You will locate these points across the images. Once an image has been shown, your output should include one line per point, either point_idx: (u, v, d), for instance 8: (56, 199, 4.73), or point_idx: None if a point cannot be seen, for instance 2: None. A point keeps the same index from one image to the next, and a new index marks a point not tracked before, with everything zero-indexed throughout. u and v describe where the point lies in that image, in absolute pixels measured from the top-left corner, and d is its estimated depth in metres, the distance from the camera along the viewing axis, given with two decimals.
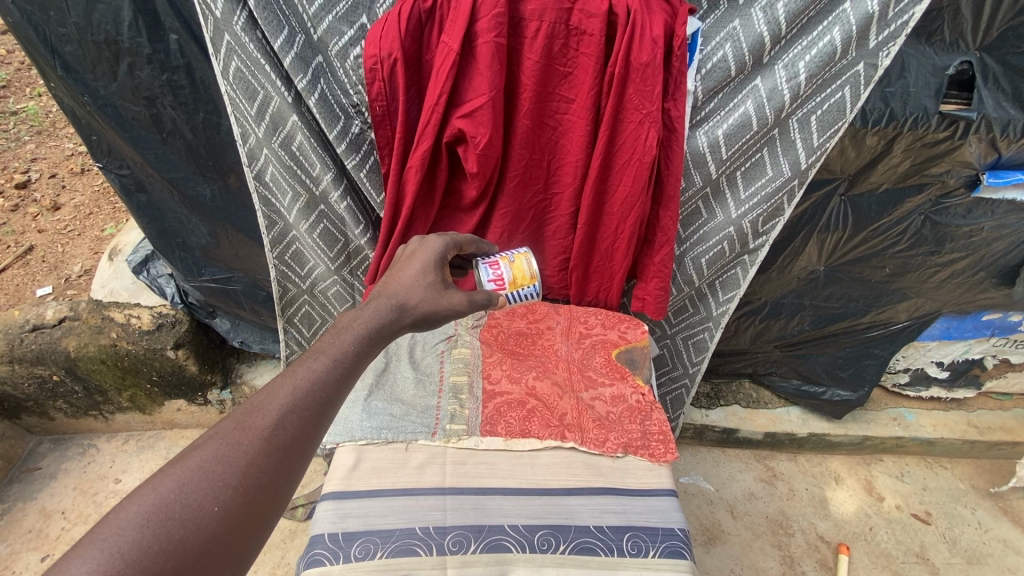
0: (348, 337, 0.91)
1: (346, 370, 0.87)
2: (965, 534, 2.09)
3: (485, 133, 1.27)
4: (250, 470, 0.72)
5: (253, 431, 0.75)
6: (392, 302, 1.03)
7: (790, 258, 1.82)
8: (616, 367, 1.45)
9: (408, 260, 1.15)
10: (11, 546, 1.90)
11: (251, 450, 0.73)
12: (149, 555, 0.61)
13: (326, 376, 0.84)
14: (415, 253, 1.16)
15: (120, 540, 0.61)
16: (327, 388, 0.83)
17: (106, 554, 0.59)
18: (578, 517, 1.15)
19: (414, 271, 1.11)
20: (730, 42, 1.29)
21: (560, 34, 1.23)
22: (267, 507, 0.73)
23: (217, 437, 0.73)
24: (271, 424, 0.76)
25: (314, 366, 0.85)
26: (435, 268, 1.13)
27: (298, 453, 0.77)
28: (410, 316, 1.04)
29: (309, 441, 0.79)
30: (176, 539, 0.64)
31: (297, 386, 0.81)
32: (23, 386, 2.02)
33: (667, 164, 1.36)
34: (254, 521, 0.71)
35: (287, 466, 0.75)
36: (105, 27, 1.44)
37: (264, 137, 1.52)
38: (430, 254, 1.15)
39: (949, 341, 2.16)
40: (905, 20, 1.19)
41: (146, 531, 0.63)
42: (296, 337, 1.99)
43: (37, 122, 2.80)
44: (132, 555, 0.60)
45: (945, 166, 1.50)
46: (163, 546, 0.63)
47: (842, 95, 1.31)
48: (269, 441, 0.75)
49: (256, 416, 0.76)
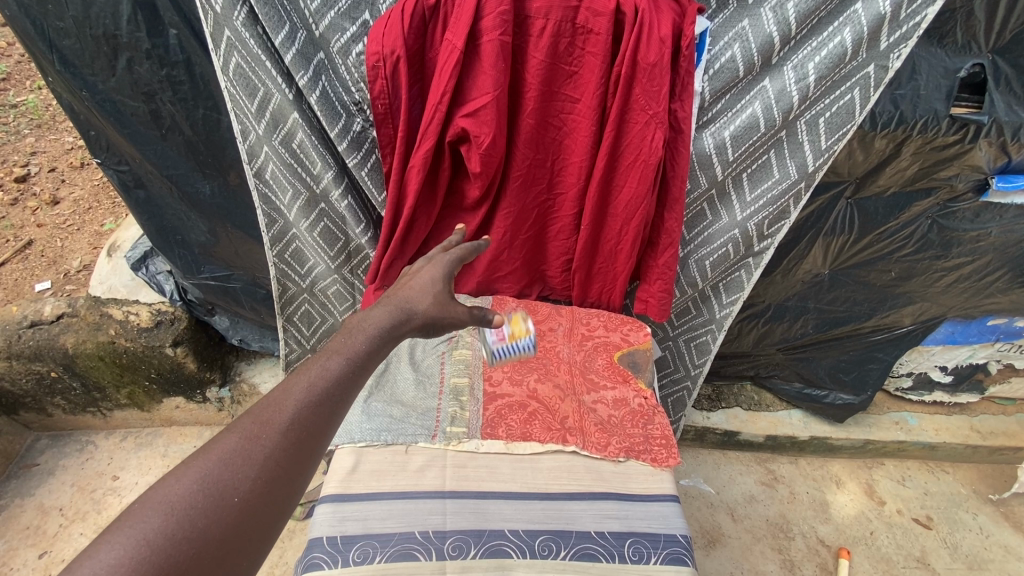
0: (359, 337, 0.90)
1: (358, 368, 0.86)
2: (966, 539, 2.08)
3: (489, 132, 1.25)
4: (267, 464, 0.70)
5: (272, 425, 0.73)
6: (400, 305, 1.00)
7: (795, 261, 1.80)
8: (618, 370, 1.44)
9: (416, 273, 1.10)
10: (9, 542, 1.89)
11: (268, 445, 0.72)
12: (173, 543, 0.61)
13: (340, 374, 0.83)
14: (422, 268, 1.11)
15: (146, 527, 0.60)
16: (341, 385, 0.82)
17: (132, 540, 0.59)
18: (579, 523, 1.14)
19: (422, 283, 1.07)
20: (738, 43, 1.27)
21: (566, 33, 1.21)
22: (285, 500, 0.71)
23: (236, 430, 0.72)
24: (288, 419, 0.75)
25: (329, 364, 0.83)
26: (443, 281, 1.08)
27: (314, 448, 0.76)
28: (419, 320, 1.01)
29: (324, 439, 0.77)
30: (199, 527, 0.63)
31: (314, 381, 0.80)
32: (21, 382, 2.01)
33: (673, 165, 1.35)
34: (272, 512, 0.69)
35: (303, 462, 0.74)
36: (103, 21, 1.42)
37: (265, 134, 1.51)
38: (438, 268, 1.10)
39: (953, 346, 2.15)
40: (916, 22, 1.17)
41: (170, 520, 0.62)
42: (295, 336, 1.97)
43: (37, 116, 2.77)
44: (158, 542, 0.60)
45: (955, 170, 1.48)
46: (186, 535, 0.62)
47: (852, 97, 1.29)
48: (286, 435, 0.73)
49: (274, 411, 0.75)
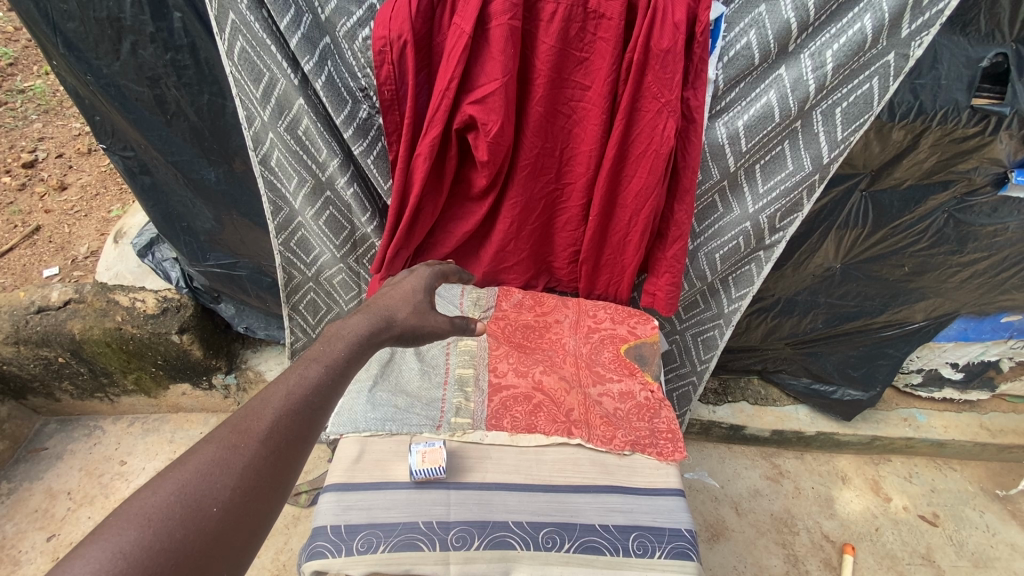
0: (339, 345, 0.92)
1: (337, 375, 0.88)
2: (972, 537, 2.06)
3: (497, 120, 1.23)
4: (247, 473, 0.71)
5: (250, 434, 0.74)
6: (380, 314, 1.04)
7: (807, 255, 1.77)
8: (624, 363, 1.43)
9: (399, 283, 1.16)
10: (18, 525, 1.91)
11: (247, 454, 0.72)
12: (151, 555, 0.59)
13: (319, 382, 0.85)
14: (404, 279, 1.17)
15: (122, 540, 0.59)
16: (320, 393, 0.83)
17: (108, 553, 0.57)
18: (584, 515, 1.13)
19: (404, 291, 1.13)
20: (754, 29, 1.23)
21: (577, 17, 1.18)
22: (264, 509, 0.71)
23: (214, 440, 0.72)
24: (267, 427, 0.75)
25: (308, 372, 0.85)
26: (424, 291, 1.14)
27: (293, 456, 0.76)
28: (398, 328, 1.05)
29: (303, 446, 0.78)
30: (178, 538, 0.62)
31: (292, 391, 0.81)
32: (29, 367, 2.02)
33: (684, 155, 1.32)
34: (252, 521, 0.69)
35: (283, 469, 0.74)
36: (107, 4, 1.41)
37: (270, 121, 1.49)
38: (420, 278, 1.17)
39: (965, 343, 2.12)
40: (939, 9, 1.14)
41: (148, 531, 0.61)
42: (300, 324, 1.97)
43: (44, 101, 2.76)
44: (135, 555, 0.58)
45: (974, 162, 1.45)
46: (165, 546, 0.61)
47: (870, 87, 1.26)
48: (265, 443, 0.74)
49: (253, 420, 0.75)
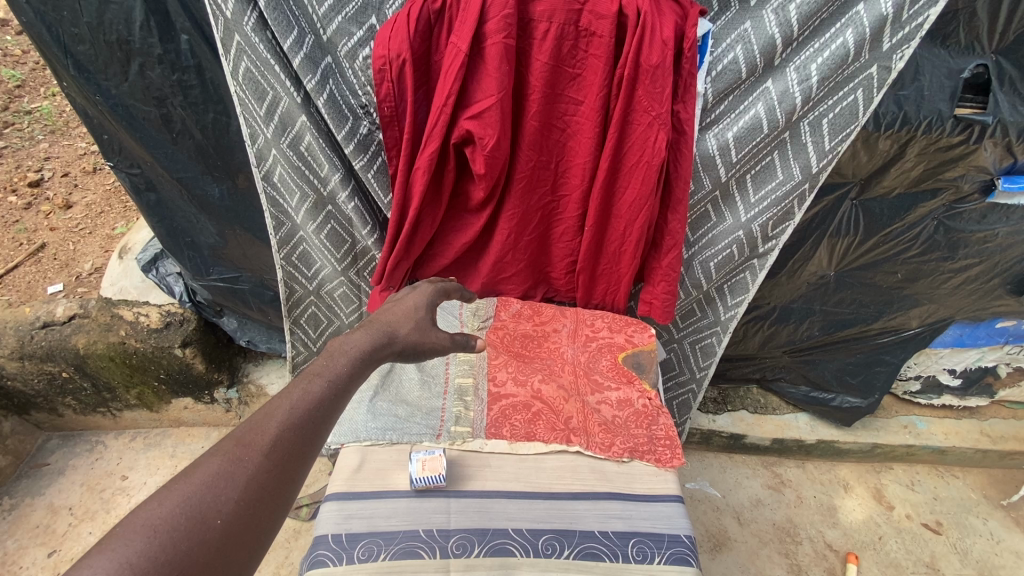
0: (340, 360, 0.94)
1: (338, 390, 0.90)
2: (976, 544, 2.06)
3: (493, 135, 1.26)
4: (250, 485, 0.73)
5: (254, 447, 0.76)
6: (382, 329, 1.06)
7: (800, 262, 1.80)
8: (622, 371, 1.45)
9: (400, 298, 1.19)
10: (20, 541, 1.92)
11: (251, 466, 0.74)
12: (156, 565, 0.61)
13: (321, 396, 0.86)
14: (405, 295, 1.19)
15: (128, 551, 0.61)
16: (322, 407, 0.85)
17: (115, 563, 0.59)
18: (583, 522, 1.14)
19: (405, 305, 1.15)
20: (741, 45, 1.28)
21: (569, 36, 1.23)
22: (267, 521, 0.73)
23: (219, 453, 0.74)
24: (271, 439, 0.77)
25: (311, 387, 0.87)
26: (425, 306, 1.16)
27: (295, 468, 0.78)
28: (399, 344, 1.07)
29: (305, 460, 0.80)
30: (183, 549, 0.64)
31: (295, 404, 0.83)
32: (34, 383, 2.04)
33: (676, 166, 1.36)
34: (256, 533, 0.71)
35: (286, 481, 0.76)
36: (116, 27, 1.45)
37: (274, 137, 1.53)
38: (422, 294, 1.20)
39: (962, 349, 2.14)
40: (919, 23, 1.17)
41: (153, 543, 0.62)
42: (302, 338, 1.99)
43: (52, 122, 2.81)
44: (141, 565, 0.60)
45: (960, 170, 1.48)
46: (170, 557, 0.63)
47: (855, 98, 1.29)
48: (269, 456, 0.76)
49: (257, 433, 0.77)
